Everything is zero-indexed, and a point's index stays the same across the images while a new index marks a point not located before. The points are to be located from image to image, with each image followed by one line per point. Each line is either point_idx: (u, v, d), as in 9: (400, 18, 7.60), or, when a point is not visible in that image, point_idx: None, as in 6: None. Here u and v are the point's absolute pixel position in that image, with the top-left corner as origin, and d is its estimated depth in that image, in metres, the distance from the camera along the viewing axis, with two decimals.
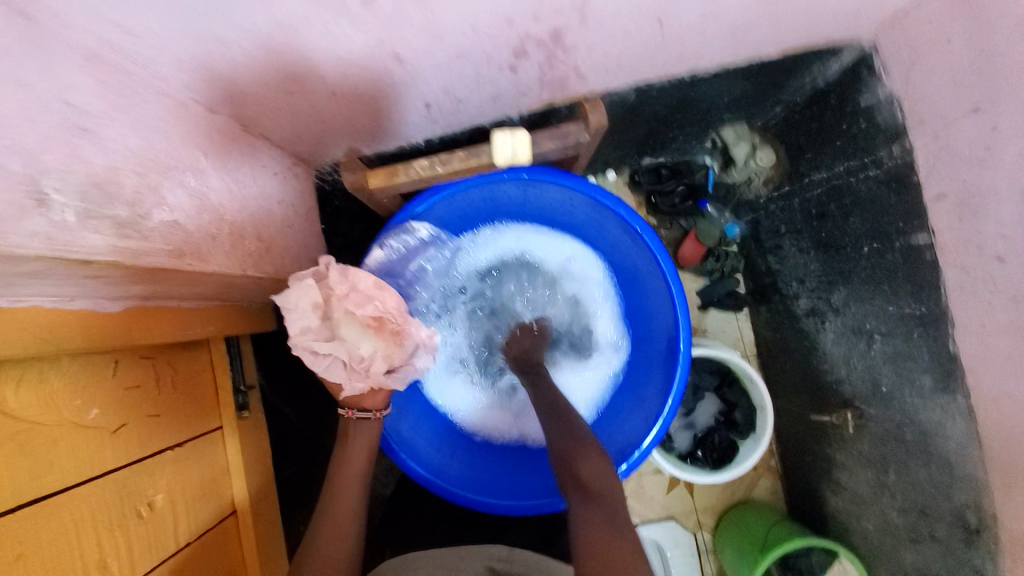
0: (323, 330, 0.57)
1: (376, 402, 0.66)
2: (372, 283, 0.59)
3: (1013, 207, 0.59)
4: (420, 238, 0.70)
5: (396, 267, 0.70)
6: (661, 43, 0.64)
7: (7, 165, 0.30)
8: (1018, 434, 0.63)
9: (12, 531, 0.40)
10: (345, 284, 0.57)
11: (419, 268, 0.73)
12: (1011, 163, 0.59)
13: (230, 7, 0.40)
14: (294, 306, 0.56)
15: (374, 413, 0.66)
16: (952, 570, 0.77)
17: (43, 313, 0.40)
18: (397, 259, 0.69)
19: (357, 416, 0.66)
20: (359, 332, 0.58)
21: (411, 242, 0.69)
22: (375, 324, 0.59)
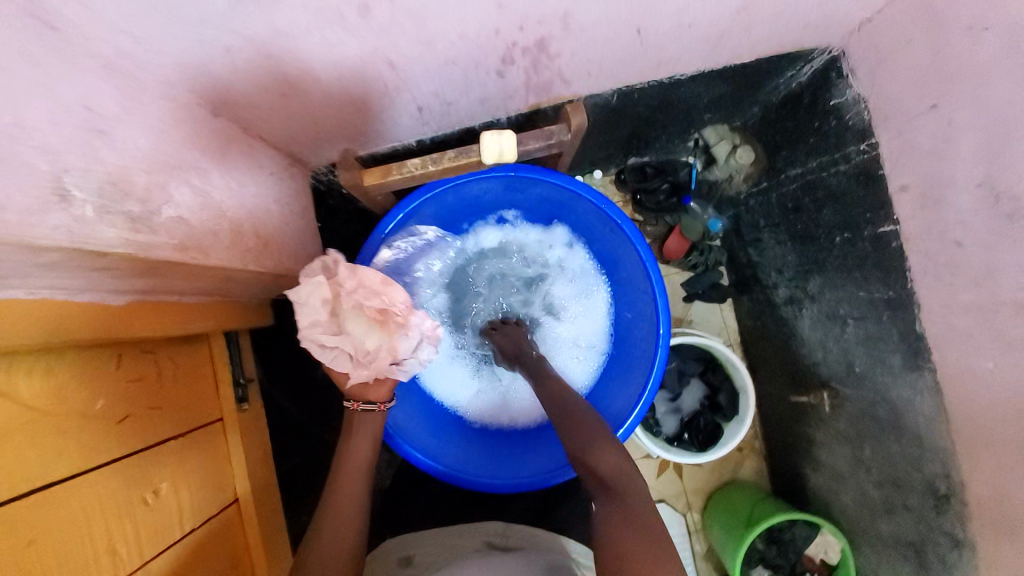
0: (332, 324, 0.59)
1: (380, 395, 0.68)
2: (379, 278, 0.62)
3: (970, 196, 0.64)
4: (425, 240, 0.75)
5: (403, 266, 0.74)
6: (641, 50, 0.67)
7: (30, 163, 0.32)
8: (981, 405, 0.68)
9: (26, 515, 0.42)
10: (353, 280, 0.60)
11: (425, 268, 0.78)
12: (967, 154, 0.64)
13: (234, 17, 0.43)
14: (303, 301, 0.58)
15: (379, 405, 0.68)
16: (926, 538, 0.82)
17: (54, 306, 0.42)
18: (404, 259, 0.73)
19: (362, 408, 0.68)
20: (365, 325, 0.60)
21: (417, 244, 0.74)
22: (380, 318, 0.61)
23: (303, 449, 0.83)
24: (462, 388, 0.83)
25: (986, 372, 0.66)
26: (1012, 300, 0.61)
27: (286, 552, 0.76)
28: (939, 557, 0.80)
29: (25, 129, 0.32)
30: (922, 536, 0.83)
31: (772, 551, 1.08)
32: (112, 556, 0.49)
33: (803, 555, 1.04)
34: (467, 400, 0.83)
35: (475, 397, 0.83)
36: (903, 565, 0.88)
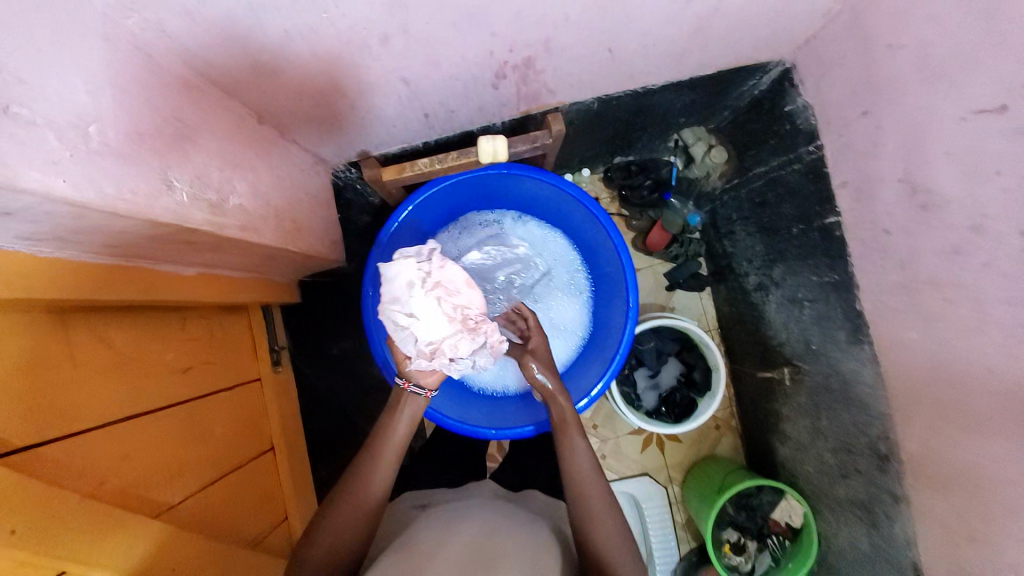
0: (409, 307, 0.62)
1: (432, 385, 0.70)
2: (461, 280, 0.65)
3: (895, 190, 0.74)
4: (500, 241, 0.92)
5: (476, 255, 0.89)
6: (614, 65, 0.79)
7: (150, 162, 0.45)
8: (908, 374, 0.76)
9: (127, 433, 0.54)
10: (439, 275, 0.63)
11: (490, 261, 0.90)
12: (891, 152, 0.74)
13: (285, 46, 0.55)
14: (391, 277, 0.63)
15: (425, 392, 0.71)
16: (874, 498, 0.87)
17: (147, 272, 0.55)
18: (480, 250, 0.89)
19: (409, 392, 0.70)
20: (440, 319, 0.62)
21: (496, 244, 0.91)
22: (450, 320, 0.62)
23: (329, 409, 0.99)
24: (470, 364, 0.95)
25: (912, 341, 0.74)
26: (927, 278, 0.70)
27: (309, 493, 0.90)
28: (885, 513, 0.85)
29: (145, 136, 0.45)
30: (871, 496, 0.87)
31: (742, 516, 1.14)
32: (187, 478, 0.61)
33: (770, 520, 1.11)
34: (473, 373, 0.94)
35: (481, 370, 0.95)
36: (856, 525, 0.92)
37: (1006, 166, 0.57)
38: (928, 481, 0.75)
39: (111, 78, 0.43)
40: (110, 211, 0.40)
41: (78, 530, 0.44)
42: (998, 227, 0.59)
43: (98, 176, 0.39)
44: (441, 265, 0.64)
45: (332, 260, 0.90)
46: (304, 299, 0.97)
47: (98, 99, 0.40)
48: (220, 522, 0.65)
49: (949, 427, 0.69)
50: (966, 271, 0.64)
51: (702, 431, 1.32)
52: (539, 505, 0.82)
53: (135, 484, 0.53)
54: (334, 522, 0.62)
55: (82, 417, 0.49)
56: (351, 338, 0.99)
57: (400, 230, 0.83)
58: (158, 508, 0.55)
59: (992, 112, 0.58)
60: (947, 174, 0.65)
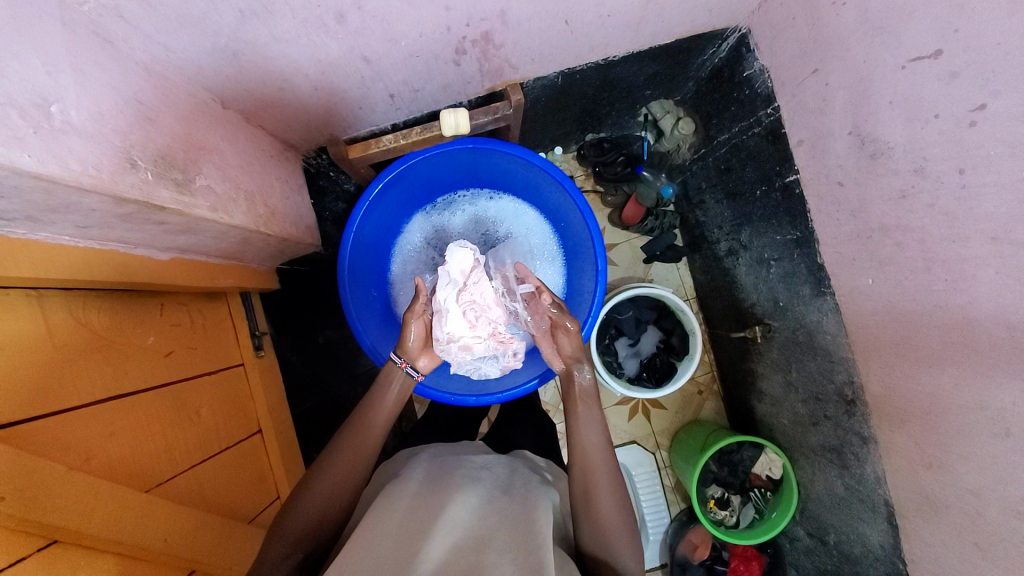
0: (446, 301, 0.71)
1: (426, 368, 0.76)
2: (490, 297, 0.72)
3: (845, 142, 0.75)
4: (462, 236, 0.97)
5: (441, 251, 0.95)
6: (572, 38, 0.82)
7: (115, 141, 0.47)
8: (864, 317, 0.78)
9: (118, 411, 0.58)
10: (471, 288, 0.70)
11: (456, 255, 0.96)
12: (840, 107, 0.75)
13: (242, 28, 0.56)
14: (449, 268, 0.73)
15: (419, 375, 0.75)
16: (844, 441, 0.90)
17: (122, 256, 0.57)
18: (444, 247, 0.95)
19: (405, 370, 0.74)
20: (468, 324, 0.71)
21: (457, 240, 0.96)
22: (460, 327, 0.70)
23: (315, 393, 1.01)
24: None
25: (866, 288, 0.76)
26: (878, 225, 0.71)
27: (299, 470, 0.94)
28: (855, 454, 0.88)
29: (106, 116, 0.46)
30: (841, 439, 0.91)
31: (724, 471, 1.17)
32: (175, 452, 0.65)
33: (750, 473, 1.14)
34: None
35: None
36: (829, 468, 0.96)
37: (943, 108, 0.59)
38: (891, 419, 0.77)
39: (71, 61, 0.44)
40: (77, 185, 0.42)
41: (74, 497, 0.48)
42: (939, 168, 0.61)
43: (65, 153, 0.41)
44: (478, 277, 0.72)
45: (309, 244, 0.92)
46: (284, 285, 0.99)
47: (58, 80, 0.42)
48: (210, 492, 0.70)
49: (905, 363, 0.72)
50: (912, 214, 0.65)
51: (685, 397, 1.33)
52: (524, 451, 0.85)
53: (123, 460, 0.57)
54: (317, 486, 0.63)
55: (69, 398, 0.52)
56: (335, 325, 1.02)
57: (371, 210, 0.84)
58: (146, 484, 0.60)
59: (927, 59, 0.60)
60: (890, 122, 0.67)
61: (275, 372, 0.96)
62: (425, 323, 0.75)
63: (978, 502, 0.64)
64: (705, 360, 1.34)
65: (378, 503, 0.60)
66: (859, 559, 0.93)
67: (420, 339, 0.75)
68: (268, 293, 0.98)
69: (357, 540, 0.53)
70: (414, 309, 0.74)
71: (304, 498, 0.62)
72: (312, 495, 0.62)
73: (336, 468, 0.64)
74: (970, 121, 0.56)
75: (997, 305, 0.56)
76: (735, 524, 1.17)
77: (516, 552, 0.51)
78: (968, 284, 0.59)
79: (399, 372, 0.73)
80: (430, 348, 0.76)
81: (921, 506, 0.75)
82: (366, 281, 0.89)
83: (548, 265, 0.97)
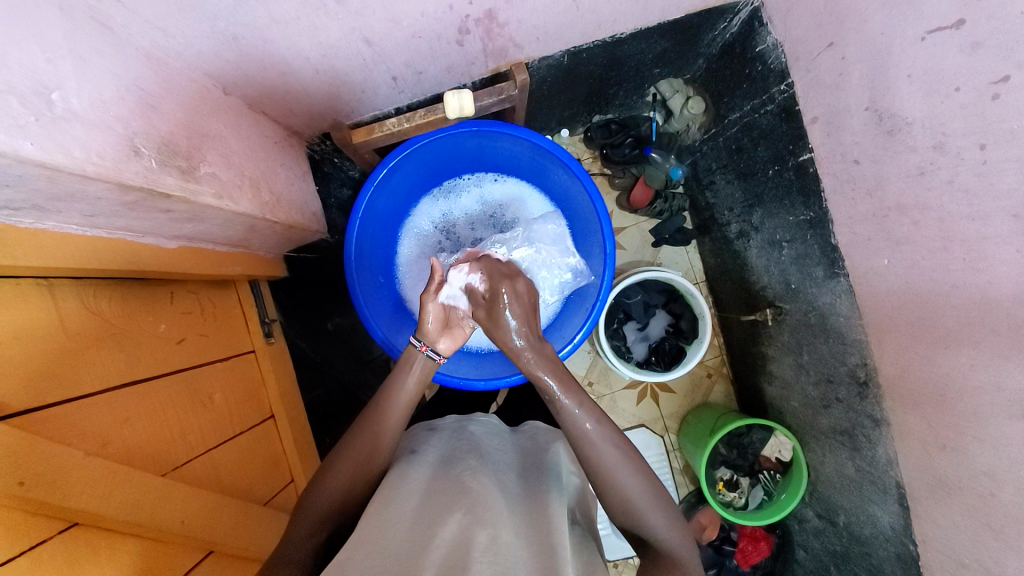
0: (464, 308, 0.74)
1: (447, 347, 0.74)
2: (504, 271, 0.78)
3: (861, 118, 0.72)
4: (473, 220, 0.96)
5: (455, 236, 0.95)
6: (578, 14, 0.79)
7: (117, 129, 0.46)
8: (881, 298, 0.76)
9: (131, 398, 0.59)
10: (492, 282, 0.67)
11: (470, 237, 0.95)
12: (857, 82, 0.72)
13: (239, 10, 0.55)
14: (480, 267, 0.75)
15: (442, 356, 0.73)
16: (856, 424, 0.89)
17: (128, 244, 0.57)
18: (457, 233, 0.95)
19: (429, 352, 0.72)
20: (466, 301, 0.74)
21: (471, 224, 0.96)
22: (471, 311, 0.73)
23: (325, 379, 1.02)
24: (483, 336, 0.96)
25: (882, 268, 0.74)
26: (894, 204, 0.69)
27: (312, 455, 0.96)
28: (866, 437, 0.87)
29: (108, 104, 0.46)
30: (853, 422, 0.90)
31: (734, 454, 1.17)
32: (187, 439, 0.66)
33: (760, 455, 1.14)
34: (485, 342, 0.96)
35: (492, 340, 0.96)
36: (840, 451, 0.95)
37: (964, 80, 0.57)
38: (904, 401, 0.76)
39: (70, 47, 0.44)
40: (81, 174, 0.42)
41: (88, 483, 0.49)
42: (959, 143, 0.59)
43: (68, 141, 0.41)
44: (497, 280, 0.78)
45: (315, 231, 0.93)
46: (290, 272, 0.99)
47: (58, 67, 0.42)
48: (224, 477, 0.71)
49: (920, 345, 0.70)
50: (930, 191, 0.63)
51: (694, 380, 1.32)
52: (534, 427, 0.85)
53: (139, 445, 0.58)
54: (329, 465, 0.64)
55: (85, 384, 0.53)
56: (342, 313, 1.04)
57: (376, 196, 0.84)
58: (162, 467, 0.61)
59: (948, 29, 0.58)
60: (909, 96, 0.64)
61: (285, 359, 0.97)
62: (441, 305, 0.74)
63: (992, 484, 0.63)
64: (715, 344, 1.32)
65: (389, 485, 0.61)
66: (869, 540, 0.93)
67: (438, 321, 0.73)
68: (277, 281, 0.99)
69: (367, 523, 0.54)
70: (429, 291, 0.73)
71: (317, 482, 0.63)
72: (325, 478, 0.63)
73: (347, 451, 0.65)
74: (993, 93, 0.54)
75: (1017, 285, 0.55)
76: (744, 506, 1.16)
77: (530, 538, 0.52)
78: (988, 263, 0.58)
79: (419, 355, 0.71)
80: (450, 330, 0.74)
81: (932, 487, 0.74)
82: (372, 266, 0.89)
83: None
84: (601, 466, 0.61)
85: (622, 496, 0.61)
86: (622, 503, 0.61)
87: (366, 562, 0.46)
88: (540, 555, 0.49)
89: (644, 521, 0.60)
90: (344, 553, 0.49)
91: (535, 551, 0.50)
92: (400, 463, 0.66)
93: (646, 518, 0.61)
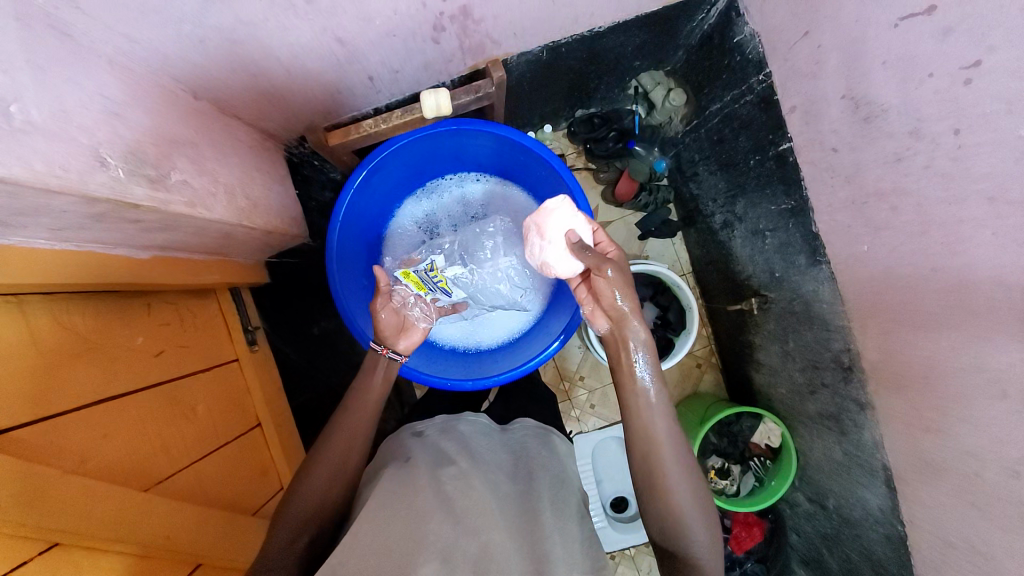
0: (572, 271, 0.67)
1: (407, 347, 0.75)
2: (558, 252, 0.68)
3: (838, 106, 0.73)
4: (453, 216, 0.96)
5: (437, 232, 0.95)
6: (555, 8, 0.79)
7: (80, 139, 0.45)
8: (863, 284, 0.76)
9: (108, 415, 0.58)
10: (585, 260, 0.63)
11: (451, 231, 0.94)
12: (832, 70, 0.73)
13: (205, 12, 0.54)
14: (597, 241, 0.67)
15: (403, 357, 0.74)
16: (842, 409, 0.90)
17: (97, 257, 0.55)
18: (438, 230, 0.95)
19: (389, 356, 0.73)
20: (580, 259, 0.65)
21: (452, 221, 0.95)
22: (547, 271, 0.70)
23: (312, 384, 1.01)
24: (465, 337, 0.96)
25: (863, 255, 0.75)
26: (873, 191, 0.70)
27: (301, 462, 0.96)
28: (853, 421, 0.88)
29: (70, 114, 0.45)
30: (839, 407, 0.91)
31: (724, 442, 1.18)
32: (168, 452, 0.65)
33: (749, 442, 1.16)
34: (470, 344, 0.97)
35: (476, 341, 0.97)
36: (828, 436, 0.97)
37: (937, 66, 0.57)
38: (888, 384, 0.77)
39: (28, 56, 0.42)
40: (43, 187, 0.41)
41: (67, 503, 0.48)
42: (934, 129, 0.59)
43: (28, 154, 0.39)
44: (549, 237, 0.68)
45: (295, 236, 0.91)
46: (272, 278, 0.98)
47: (15, 77, 0.40)
48: (208, 490, 0.70)
49: (902, 329, 0.71)
50: (908, 177, 0.64)
51: (684, 371, 1.33)
52: (521, 424, 0.85)
53: (118, 460, 0.57)
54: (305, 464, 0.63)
55: (61, 401, 0.52)
56: (329, 316, 1.03)
57: (356, 198, 0.83)
58: (144, 483, 0.60)
59: (920, 15, 0.58)
60: (884, 84, 0.64)
61: (271, 366, 0.96)
62: (392, 308, 0.74)
63: (975, 463, 0.64)
64: (703, 334, 1.33)
65: (375, 492, 0.60)
66: (859, 522, 0.94)
67: (394, 324, 0.74)
68: (259, 287, 0.97)
69: (356, 527, 0.54)
70: (380, 298, 0.73)
71: (305, 492, 0.62)
72: (311, 486, 0.62)
73: (333, 458, 0.64)
74: (965, 79, 0.55)
75: (992, 267, 0.56)
76: (736, 493, 1.17)
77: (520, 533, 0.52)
78: (966, 247, 0.58)
79: (381, 359, 0.72)
80: (407, 331, 0.75)
81: (919, 468, 0.75)
82: (356, 270, 0.88)
83: None
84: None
85: None
86: None
87: (356, 567, 0.47)
88: (529, 551, 0.49)
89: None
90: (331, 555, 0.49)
91: (527, 548, 0.50)
92: (388, 468, 0.66)
93: None
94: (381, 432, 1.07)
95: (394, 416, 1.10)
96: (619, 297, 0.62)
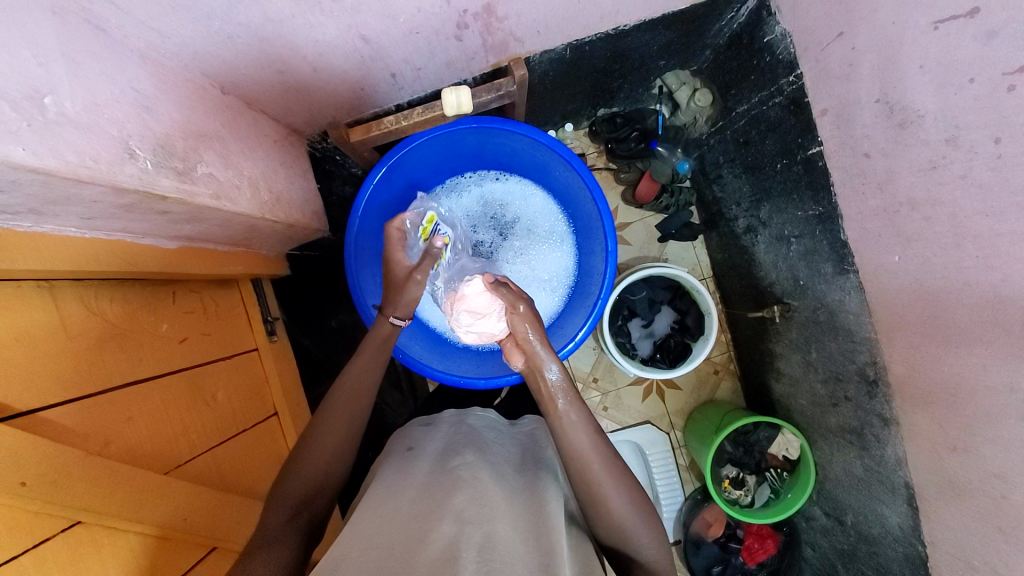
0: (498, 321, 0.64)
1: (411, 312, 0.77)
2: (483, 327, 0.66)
3: (872, 111, 0.70)
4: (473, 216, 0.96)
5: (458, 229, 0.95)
6: (579, 6, 0.78)
7: (110, 131, 0.46)
8: (891, 295, 0.74)
9: (129, 399, 0.59)
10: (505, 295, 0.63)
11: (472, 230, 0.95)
12: (867, 73, 0.70)
13: (233, 8, 0.55)
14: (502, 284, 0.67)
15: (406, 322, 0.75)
16: (864, 424, 0.87)
17: (125, 245, 0.57)
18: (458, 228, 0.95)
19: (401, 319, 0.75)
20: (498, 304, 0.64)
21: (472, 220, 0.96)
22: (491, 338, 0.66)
23: (329, 376, 1.03)
24: None
25: (893, 265, 0.72)
26: (906, 199, 0.67)
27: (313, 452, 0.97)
28: (875, 437, 0.85)
29: (102, 107, 0.46)
30: (862, 422, 0.88)
31: (740, 452, 1.15)
32: (186, 438, 0.66)
33: (767, 453, 1.12)
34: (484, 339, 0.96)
35: None
36: (848, 450, 0.94)
37: (978, 71, 0.55)
38: (914, 400, 0.75)
39: (63, 51, 0.44)
40: (74, 178, 0.42)
41: (87, 484, 0.49)
42: (973, 137, 0.56)
43: (60, 145, 0.41)
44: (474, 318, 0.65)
45: (315, 230, 0.93)
46: (293, 271, 1.00)
47: (50, 71, 0.42)
48: (224, 476, 0.72)
49: (930, 344, 0.68)
50: (942, 185, 0.61)
51: (701, 377, 1.30)
52: (533, 422, 0.84)
53: (140, 444, 0.59)
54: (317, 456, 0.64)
55: (86, 386, 0.54)
56: (346, 310, 1.04)
57: (377, 193, 0.83)
58: (162, 466, 0.61)
59: (962, 18, 0.55)
60: (922, 87, 0.61)
61: (289, 357, 0.98)
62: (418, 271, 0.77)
63: (1003, 487, 0.62)
64: (722, 340, 1.30)
65: (385, 484, 0.61)
66: (878, 540, 0.91)
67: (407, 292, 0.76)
68: (279, 279, 0.99)
69: (361, 515, 0.54)
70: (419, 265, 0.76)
71: (313, 483, 0.63)
72: (319, 478, 0.63)
73: (339, 450, 0.65)
74: (1009, 84, 0.52)
75: None
76: (751, 504, 1.15)
77: (525, 535, 0.51)
78: (1002, 261, 0.56)
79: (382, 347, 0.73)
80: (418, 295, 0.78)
81: (943, 489, 0.72)
82: (374, 265, 0.88)
83: (560, 247, 0.95)
84: (588, 480, 0.59)
85: (621, 502, 0.59)
86: (622, 509, 0.59)
87: (359, 557, 0.47)
88: (534, 554, 0.48)
89: (631, 539, 0.59)
90: (337, 547, 0.49)
91: (529, 550, 0.49)
92: (397, 462, 0.66)
93: (645, 525, 0.59)
94: (393, 426, 1.08)
95: (406, 409, 1.11)
96: (529, 330, 0.62)
